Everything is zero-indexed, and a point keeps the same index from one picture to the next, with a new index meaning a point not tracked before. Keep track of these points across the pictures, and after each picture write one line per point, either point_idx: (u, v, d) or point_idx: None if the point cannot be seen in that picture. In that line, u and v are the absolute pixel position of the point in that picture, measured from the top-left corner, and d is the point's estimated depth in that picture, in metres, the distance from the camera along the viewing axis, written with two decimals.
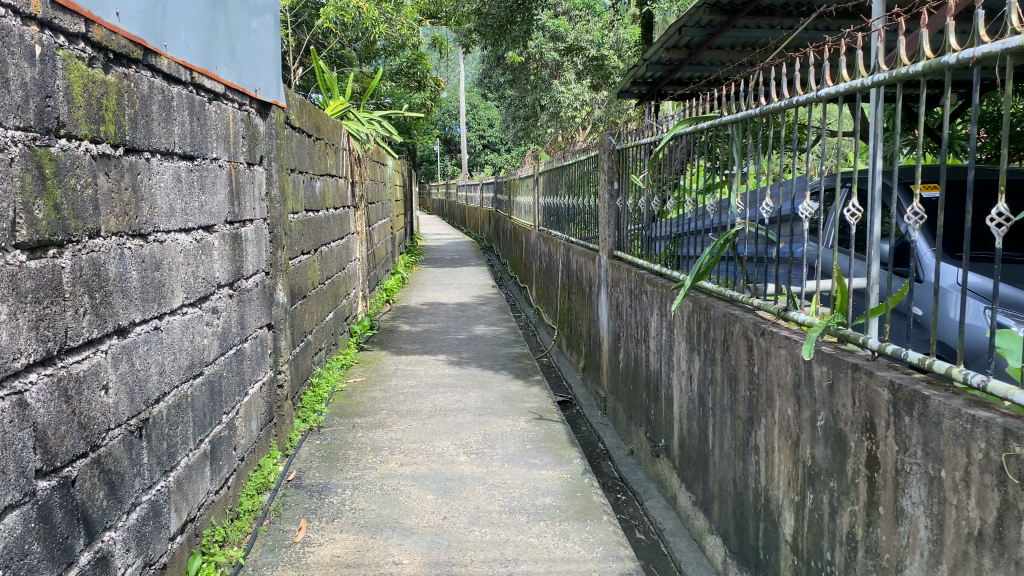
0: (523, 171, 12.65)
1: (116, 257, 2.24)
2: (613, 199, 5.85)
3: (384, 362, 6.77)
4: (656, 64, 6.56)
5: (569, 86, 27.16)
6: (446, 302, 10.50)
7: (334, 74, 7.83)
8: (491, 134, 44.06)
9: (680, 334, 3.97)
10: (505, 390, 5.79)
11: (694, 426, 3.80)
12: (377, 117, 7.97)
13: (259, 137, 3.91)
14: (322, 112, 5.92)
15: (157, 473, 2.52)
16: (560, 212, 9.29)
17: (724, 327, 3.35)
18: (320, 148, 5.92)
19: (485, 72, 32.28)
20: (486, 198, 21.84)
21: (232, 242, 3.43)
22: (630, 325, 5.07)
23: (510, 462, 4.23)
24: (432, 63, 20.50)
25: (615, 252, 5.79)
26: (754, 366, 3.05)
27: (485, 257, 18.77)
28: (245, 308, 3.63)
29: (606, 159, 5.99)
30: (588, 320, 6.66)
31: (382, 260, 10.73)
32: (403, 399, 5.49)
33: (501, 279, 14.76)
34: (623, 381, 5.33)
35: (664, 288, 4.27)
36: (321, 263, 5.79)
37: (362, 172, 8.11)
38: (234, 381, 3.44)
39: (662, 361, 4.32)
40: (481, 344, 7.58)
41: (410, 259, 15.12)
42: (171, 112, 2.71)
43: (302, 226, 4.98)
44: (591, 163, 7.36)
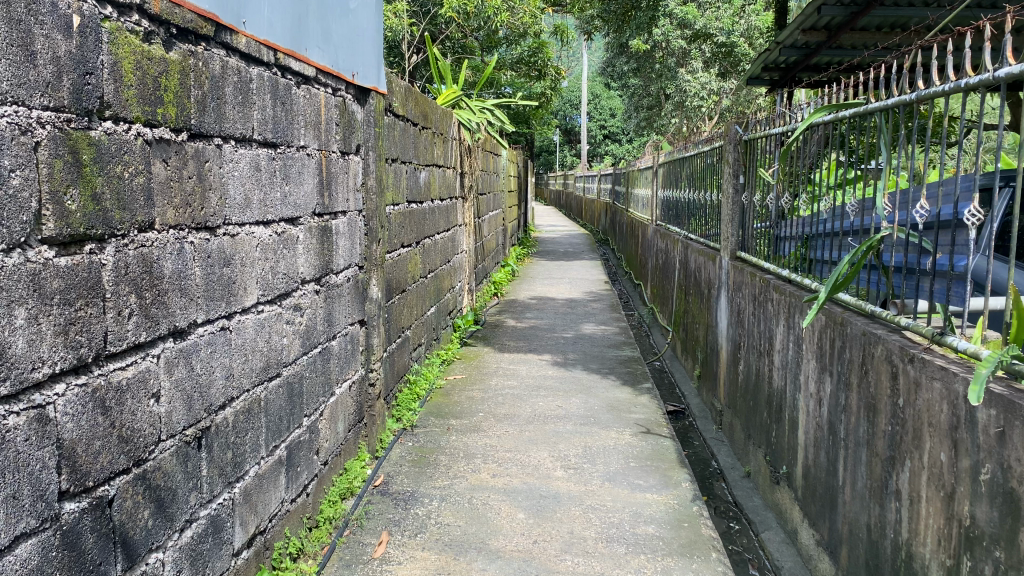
0: (642, 164, 12.17)
1: (173, 252, 2.04)
2: (738, 195, 5.37)
3: (488, 359, 6.52)
4: (790, 48, 6.02)
5: (695, 75, 26.27)
6: (557, 297, 10.19)
7: (448, 62, 7.63)
8: (612, 124, 43.36)
9: (810, 351, 3.51)
10: (612, 397, 5.42)
11: (822, 457, 3.34)
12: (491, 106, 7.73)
13: (356, 125, 3.70)
14: (431, 100, 5.71)
15: (219, 485, 2.33)
16: (680, 207, 8.80)
17: (863, 348, 2.89)
18: (428, 137, 5.71)
19: (609, 61, 31.68)
20: (604, 189, 21.39)
21: (320, 235, 3.21)
22: (752, 335, 4.60)
23: (611, 481, 3.89)
24: (553, 51, 20.20)
25: (738, 252, 5.30)
26: (899, 398, 2.58)
27: (601, 250, 18.34)
28: (335, 305, 3.41)
29: (731, 152, 5.51)
30: (705, 324, 6.19)
31: (493, 253, 10.52)
32: (503, 401, 5.21)
33: (617, 274, 14.32)
34: (742, 395, 4.87)
35: (794, 297, 3.80)
36: (425, 256, 5.58)
37: (474, 163, 7.89)
38: (318, 381, 3.21)
39: (787, 379, 3.86)
40: (590, 344, 7.23)
41: (523, 252, 14.88)
42: (249, 96, 2.51)
43: (402, 218, 4.77)
44: (714, 155, 6.86)
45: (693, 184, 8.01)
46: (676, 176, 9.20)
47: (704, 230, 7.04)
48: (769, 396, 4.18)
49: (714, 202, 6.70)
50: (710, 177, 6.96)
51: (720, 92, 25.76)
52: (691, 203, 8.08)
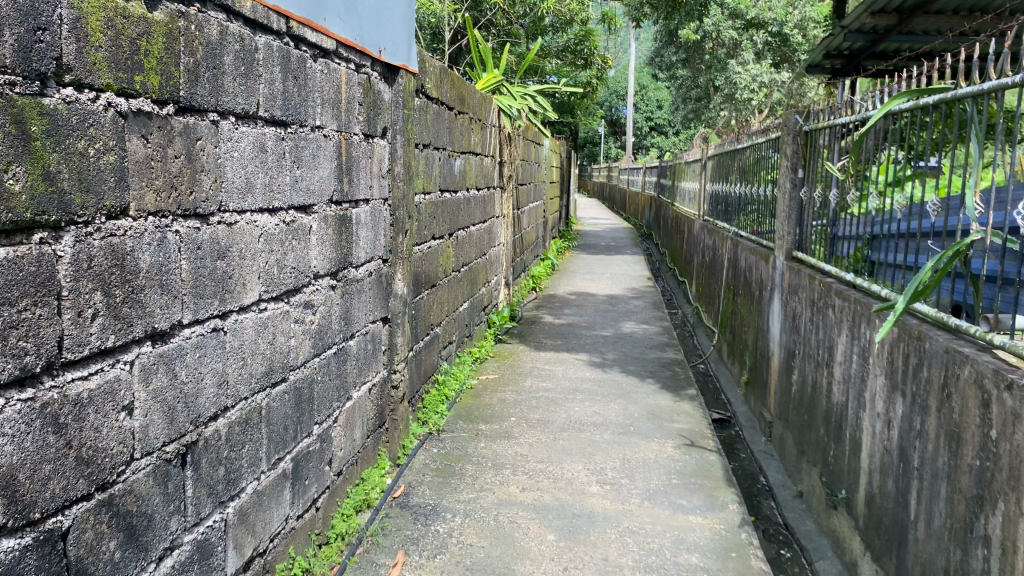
0: (690, 156, 11.73)
1: (153, 242, 1.77)
2: (794, 190, 4.98)
3: (523, 358, 6.22)
4: (856, 33, 5.60)
5: (745, 67, 25.62)
6: (598, 292, 9.84)
7: (489, 46, 7.34)
8: (659, 117, 42.67)
9: (878, 366, 3.14)
10: (654, 404, 5.09)
11: (890, 487, 2.98)
12: (533, 92, 7.40)
13: (382, 106, 3.42)
14: (469, 84, 5.42)
15: (208, 506, 2.07)
16: (729, 202, 8.39)
17: (946, 368, 2.52)
18: (464, 123, 5.42)
19: (657, 52, 31.10)
20: (649, 182, 20.92)
21: (337, 226, 2.93)
22: (809, 343, 4.23)
23: (651, 500, 3.57)
24: (601, 40, 19.78)
25: (794, 253, 4.91)
26: (991, 430, 2.22)
27: (644, 245, 17.91)
28: (353, 301, 3.14)
29: (788, 144, 5.11)
30: (755, 328, 5.81)
31: (532, 246, 10.21)
32: (537, 405, 4.91)
33: (660, 270, 13.90)
34: (795, 407, 4.50)
35: (860, 304, 3.42)
36: (458, 248, 5.30)
37: (513, 152, 7.59)
38: (333, 385, 2.94)
39: (850, 395, 3.49)
40: (631, 345, 6.88)
41: (565, 245, 14.55)
42: (254, 67, 2.23)
43: (434, 207, 4.49)
44: (769, 146, 6.46)
45: (744, 178, 7.60)
46: (726, 170, 8.78)
47: (755, 227, 6.64)
48: (828, 412, 3.82)
49: (768, 197, 6.30)
50: (764, 171, 6.56)
51: (772, 84, 25.06)
52: (742, 198, 7.67)
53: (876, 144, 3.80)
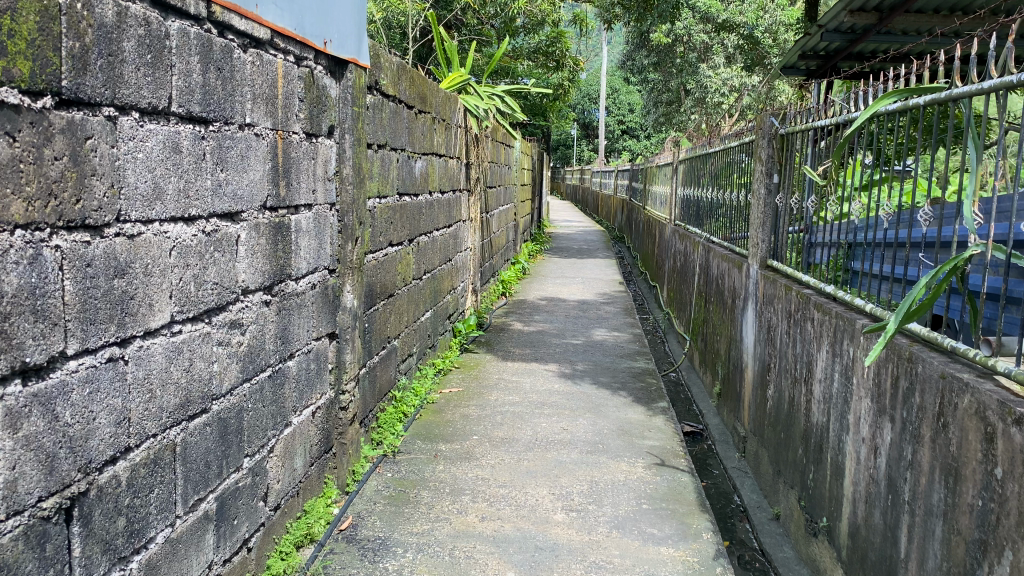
0: (661, 159, 11.54)
1: (23, 261, 1.48)
2: (769, 195, 4.75)
3: (488, 368, 5.95)
4: (833, 32, 5.41)
5: (716, 71, 25.63)
6: (568, 298, 9.59)
7: (455, 43, 7.04)
8: (631, 119, 42.61)
9: (863, 387, 2.91)
10: (624, 419, 4.84)
11: (876, 518, 2.75)
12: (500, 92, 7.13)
13: (328, 102, 3.14)
14: (431, 82, 5.15)
15: (103, 565, 1.78)
16: (701, 207, 8.19)
17: (942, 395, 2.29)
18: (426, 123, 5.13)
19: (628, 54, 31.00)
20: (621, 185, 20.75)
21: (272, 235, 2.65)
22: (785, 357, 4.00)
23: (620, 529, 3.31)
24: (572, 41, 19.57)
25: (769, 261, 4.68)
26: (996, 467, 1.99)
27: (615, 248, 17.72)
28: (292, 318, 2.85)
29: (762, 147, 4.89)
30: (728, 337, 5.58)
31: (501, 249, 9.94)
32: (501, 422, 4.63)
33: (631, 274, 13.70)
34: (770, 424, 4.28)
35: (843, 319, 3.19)
36: (419, 255, 5.00)
37: (481, 153, 7.31)
38: (266, 413, 2.66)
39: (831, 416, 3.27)
40: (600, 353, 6.63)
41: (535, 248, 14.29)
42: (165, 56, 1.95)
43: (390, 212, 4.20)
44: (743, 149, 6.25)
45: (716, 181, 7.41)
46: (698, 174, 8.59)
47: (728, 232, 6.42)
48: (807, 432, 3.59)
49: (742, 201, 6.08)
50: (737, 175, 6.35)
51: (743, 88, 25.04)
52: (714, 202, 7.47)
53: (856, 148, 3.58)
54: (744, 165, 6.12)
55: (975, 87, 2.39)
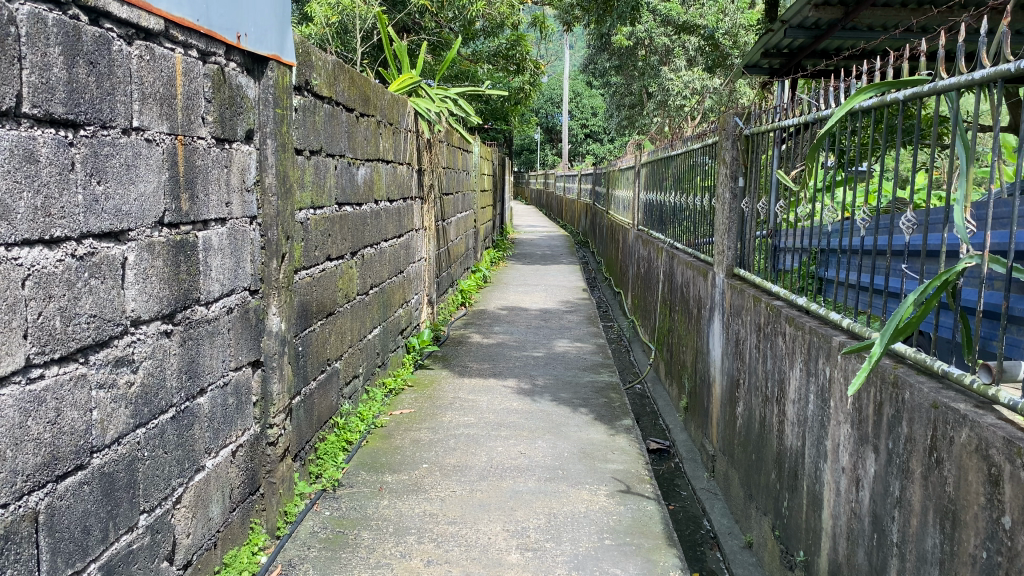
0: (624, 163, 11.32)
1: None
2: (735, 199, 4.49)
3: (444, 386, 5.62)
4: (797, 28, 5.19)
5: (677, 75, 25.64)
6: (530, 307, 9.30)
7: (404, 44, 6.71)
8: (594, 123, 42.55)
9: (842, 412, 2.64)
10: (586, 440, 4.54)
11: (860, 559, 2.48)
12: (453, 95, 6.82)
13: (244, 104, 2.81)
14: (374, 83, 4.82)
15: None
16: (665, 211, 7.94)
17: (935, 427, 2.02)
18: (370, 127, 4.79)
19: (590, 58, 30.90)
20: (584, 188, 20.53)
21: (172, 256, 2.31)
22: (755, 374, 3.72)
23: (579, 570, 3.00)
24: (532, 45, 19.35)
25: (736, 269, 4.41)
26: (1003, 515, 1.72)
27: (580, 253, 17.48)
28: (202, 348, 2.51)
29: (726, 148, 4.62)
30: (694, 349, 5.31)
31: (461, 258, 9.61)
32: (454, 447, 4.31)
33: (596, 280, 13.45)
34: (740, 444, 4.00)
35: (817, 335, 2.92)
36: (364, 269, 4.66)
37: (435, 159, 6.98)
38: (169, 459, 2.32)
39: (807, 441, 2.99)
40: (562, 366, 6.33)
41: (498, 255, 13.99)
42: (9, 44, 1.61)
43: (327, 223, 3.86)
44: (706, 152, 6.00)
45: (679, 185, 7.17)
46: (660, 177, 8.34)
47: (692, 238, 6.16)
48: (780, 456, 3.32)
49: (706, 205, 5.83)
50: (700, 178, 6.10)
51: (704, 91, 25.02)
52: (677, 207, 7.22)
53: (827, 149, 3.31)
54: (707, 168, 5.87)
55: (963, 78, 2.10)
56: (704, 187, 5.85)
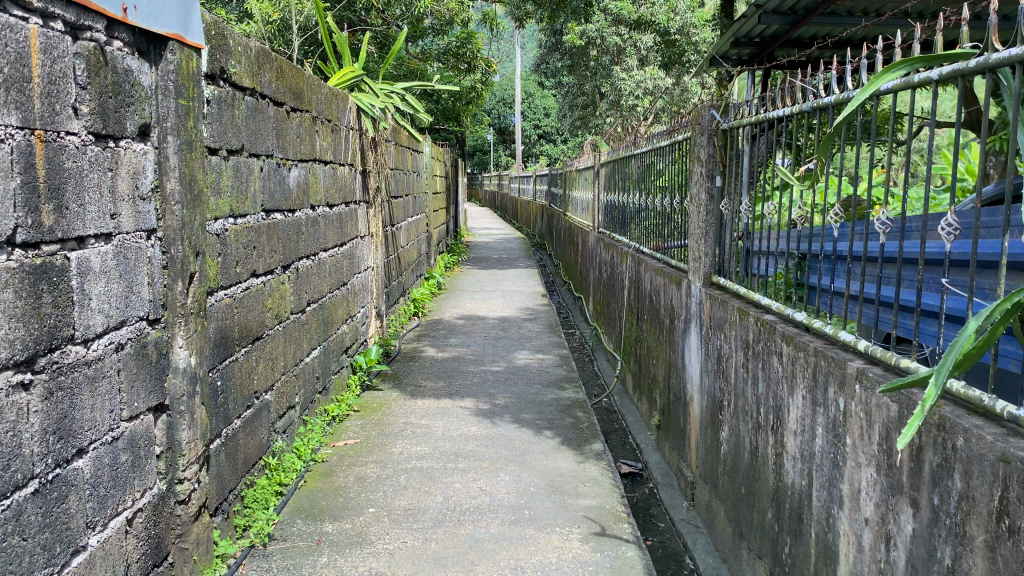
0: (581, 163, 10.92)
1: None
2: (711, 200, 4.07)
3: (394, 409, 5.12)
4: (770, 14, 4.84)
5: (629, 74, 25.54)
6: (487, 315, 8.82)
7: (345, 35, 6.19)
8: (547, 124, 42.23)
9: (865, 454, 2.22)
10: (553, 469, 4.09)
11: None
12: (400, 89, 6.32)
13: (137, 93, 2.29)
14: (308, 76, 4.32)
15: None
16: (626, 212, 7.54)
17: (1006, 487, 1.60)
18: (303, 124, 4.28)
19: (541, 58, 30.63)
20: (539, 189, 20.13)
21: (29, 286, 1.79)
22: (744, 397, 3.30)
23: None
24: (483, 43, 18.92)
25: (715, 277, 4.00)
26: None
27: (536, 256, 17.06)
28: (77, 399, 1.99)
29: (698, 143, 4.20)
30: (667, 363, 4.90)
31: (412, 265, 9.11)
32: (405, 484, 3.82)
33: (554, 284, 13.03)
34: (726, 473, 3.58)
35: (827, 359, 2.50)
36: (300, 283, 4.15)
37: (381, 160, 6.47)
38: (30, 549, 1.79)
39: (815, 481, 2.57)
40: (523, 381, 5.87)
41: (452, 260, 13.50)
42: None
43: (252, 235, 3.35)
44: (670, 150, 5.61)
45: (640, 186, 6.78)
46: (620, 177, 7.95)
47: (659, 241, 5.76)
48: (779, 495, 2.89)
49: (673, 207, 5.42)
50: (666, 177, 5.70)
51: (656, 90, 24.86)
52: (639, 208, 6.83)
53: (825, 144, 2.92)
54: (673, 167, 5.46)
55: None
56: (671, 187, 5.45)
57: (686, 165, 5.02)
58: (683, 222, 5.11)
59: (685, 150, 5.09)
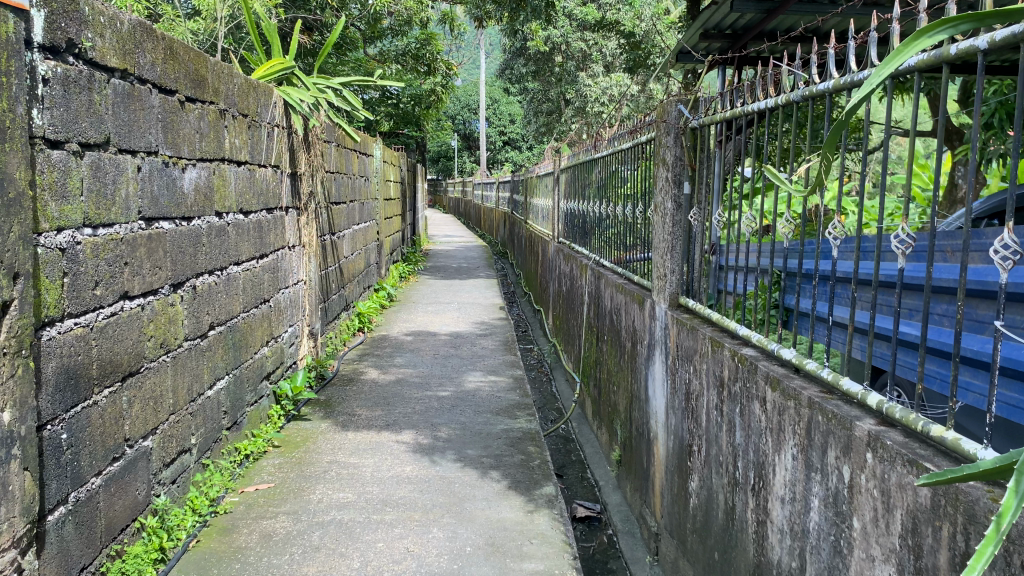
0: (542, 168, 10.38)
1: None
2: (678, 209, 3.49)
3: (320, 445, 4.50)
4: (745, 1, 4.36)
5: (595, 81, 25.25)
6: (439, 330, 8.22)
7: (275, 23, 5.59)
8: (512, 131, 41.73)
9: (884, 548, 1.68)
10: (496, 521, 3.51)
11: None
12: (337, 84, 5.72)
13: None
14: (213, 61, 3.71)
15: None
16: (587, 221, 7.00)
17: None
18: (206, 118, 3.67)
19: (505, 63, 30.18)
20: (501, 196, 19.58)
21: None
22: (719, 447, 2.76)
23: None
24: (444, 46, 18.37)
25: (683, 298, 3.44)
26: None
27: (497, 265, 16.48)
28: None
29: (663, 142, 3.62)
30: (628, 391, 4.34)
31: (359, 276, 8.48)
32: (318, 544, 3.20)
33: (515, 295, 12.46)
34: (697, 532, 3.03)
35: (826, 415, 1.96)
36: (197, 304, 3.52)
37: (315, 162, 5.86)
38: None
39: (812, 568, 2.02)
40: (471, 409, 5.28)
41: (408, 270, 12.87)
42: None
43: (120, 247, 2.74)
44: (634, 153, 5.07)
45: (601, 194, 6.26)
46: (581, 183, 7.41)
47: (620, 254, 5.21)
48: (762, 574, 2.35)
49: (636, 216, 4.88)
50: (629, 184, 5.16)
51: (621, 97, 24.49)
52: (601, 216, 6.28)
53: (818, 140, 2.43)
54: (636, 172, 4.92)
55: None
56: (635, 193, 4.91)
57: (650, 169, 4.47)
58: (647, 233, 4.56)
59: (649, 152, 4.56)
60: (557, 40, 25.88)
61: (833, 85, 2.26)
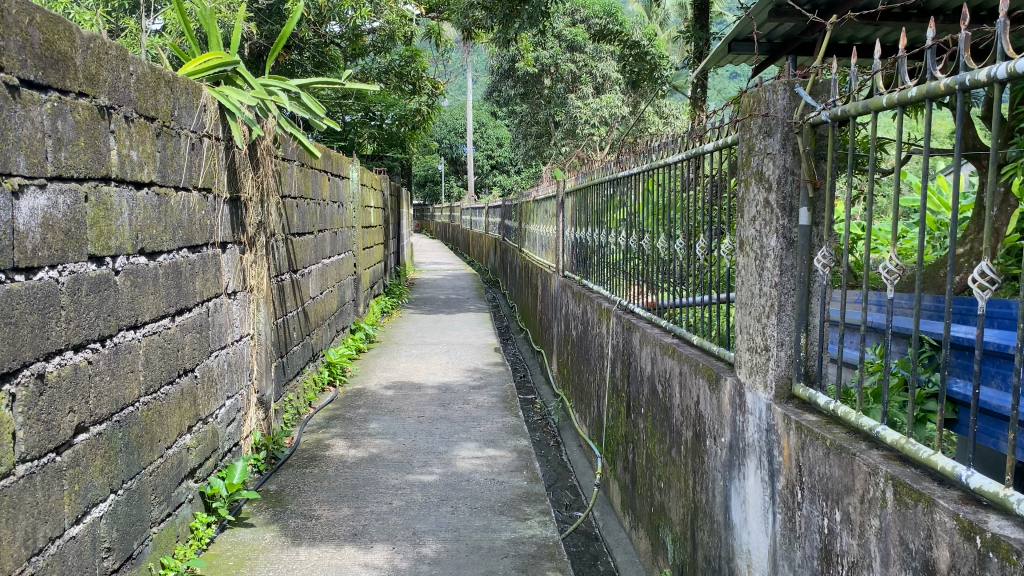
0: (540, 191, 9.19)
1: None
2: (789, 249, 2.24)
3: (258, 572, 3.24)
4: None
5: (585, 103, 24.50)
6: (425, 381, 6.96)
7: (213, 11, 4.43)
8: (500, 154, 40.63)
9: None
10: None
11: None
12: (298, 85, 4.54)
13: None
14: (79, 32, 2.48)
15: None
16: (604, 253, 5.79)
17: None
18: (72, 115, 2.44)
19: (493, 85, 29.21)
20: (492, 221, 18.40)
21: None
22: None
23: None
24: (429, 63, 17.28)
25: (800, 390, 2.21)
26: None
27: (489, 296, 15.24)
28: None
29: (755, 143, 2.38)
30: (687, 498, 3.11)
31: (331, 319, 7.24)
32: None
33: (510, 332, 11.21)
34: None
35: None
36: (48, 401, 2.28)
37: (267, 185, 4.64)
38: None
39: None
40: (466, 505, 4.04)
41: (391, 304, 11.64)
42: None
43: None
44: (679, 171, 3.88)
45: (628, 221, 5.10)
46: (592, 208, 6.25)
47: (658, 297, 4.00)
48: None
49: (690, 250, 3.68)
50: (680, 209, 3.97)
51: (614, 118, 23.46)
52: (630, 249, 5.10)
53: (923, 150, 1.79)
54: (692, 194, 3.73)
55: None
56: (685, 221, 3.71)
57: (712, 189, 3.28)
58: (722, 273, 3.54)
59: (714, 164, 3.37)
60: (546, 60, 25.02)
61: (937, 87, 1.63)
